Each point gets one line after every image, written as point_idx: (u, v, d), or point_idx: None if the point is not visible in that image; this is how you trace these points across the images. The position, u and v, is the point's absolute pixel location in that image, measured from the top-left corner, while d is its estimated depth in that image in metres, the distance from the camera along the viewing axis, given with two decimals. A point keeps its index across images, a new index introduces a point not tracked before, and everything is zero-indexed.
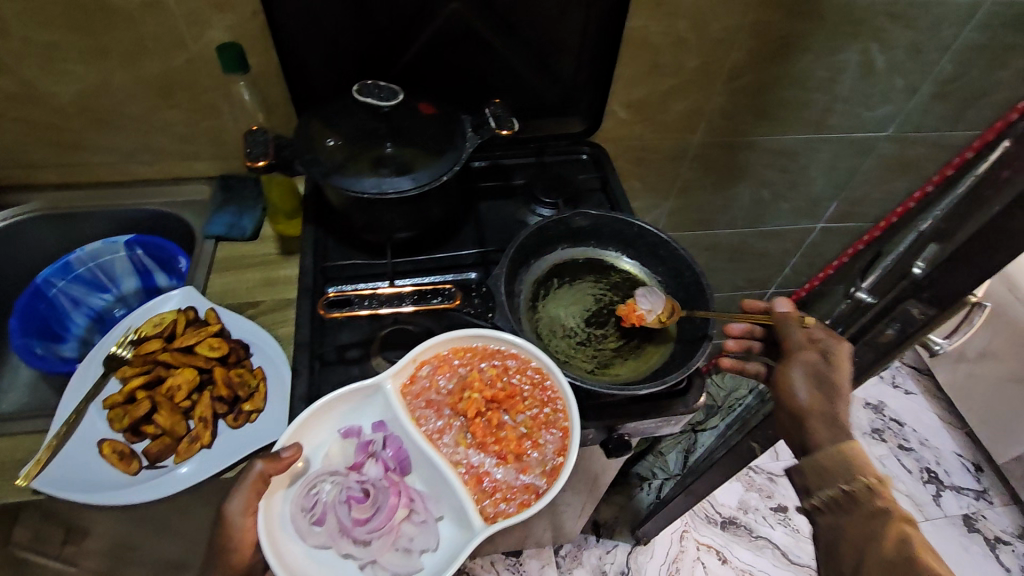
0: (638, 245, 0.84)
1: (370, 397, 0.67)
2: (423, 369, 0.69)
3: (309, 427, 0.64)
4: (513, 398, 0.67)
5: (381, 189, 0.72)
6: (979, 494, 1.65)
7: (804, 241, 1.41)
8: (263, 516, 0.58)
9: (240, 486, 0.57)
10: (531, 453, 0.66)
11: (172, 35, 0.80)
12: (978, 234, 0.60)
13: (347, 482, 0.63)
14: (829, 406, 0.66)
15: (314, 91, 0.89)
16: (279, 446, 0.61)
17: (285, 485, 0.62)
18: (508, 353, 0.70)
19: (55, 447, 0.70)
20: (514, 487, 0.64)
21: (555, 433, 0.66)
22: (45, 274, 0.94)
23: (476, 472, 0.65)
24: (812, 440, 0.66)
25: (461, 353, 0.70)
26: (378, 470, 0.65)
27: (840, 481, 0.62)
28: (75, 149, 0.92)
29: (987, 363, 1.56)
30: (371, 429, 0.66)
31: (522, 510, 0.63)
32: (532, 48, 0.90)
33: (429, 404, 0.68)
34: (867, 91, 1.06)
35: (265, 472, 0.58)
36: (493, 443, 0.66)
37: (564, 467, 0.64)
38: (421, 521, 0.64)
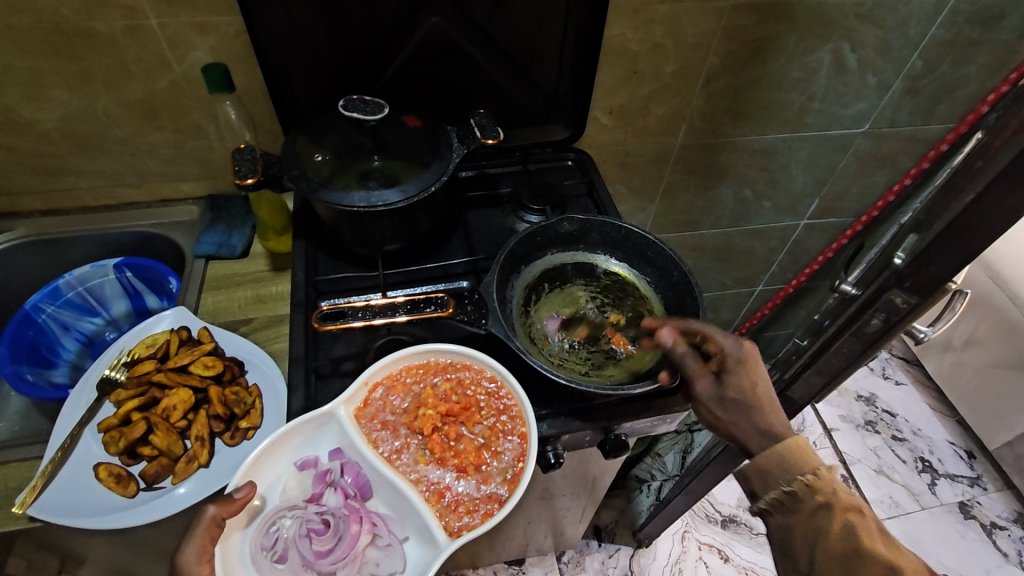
0: (624, 248, 0.85)
1: (323, 425, 0.66)
2: (376, 391, 0.69)
3: (263, 463, 0.63)
4: (468, 410, 0.69)
5: (371, 203, 0.73)
6: (973, 480, 1.67)
7: (788, 238, 1.43)
8: (218, 560, 0.58)
9: (193, 533, 0.56)
10: (490, 462, 0.67)
11: (156, 58, 0.81)
12: (954, 222, 0.62)
13: (306, 515, 0.63)
14: (753, 422, 0.65)
15: (298, 107, 0.89)
16: (231, 488, 0.60)
17: (242, 526, 0.61)
18: (461, 366, 0.72)
19: (50, 473, 0.69)
20: (476, 498, 0.65)
21: (514, 440, 0.68)
22: (33, 300, 0.93)
23: (438, 488, 0.66)
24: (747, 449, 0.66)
25: (413, 372, 0.71)
26: (338, 499, 0.65)
27: (780, 482, 0.64)
28: (60, 175, 0.92)
29: (973, 351, 1.59)
30: (328, 458, 0.66)
31: (487, 521, 0.63)
32: (512, 59, 0.91)
33: (385, 425, 0.68)
34: (841, 89, 1.09)
35: (219, 516, 0.57)
36: (452, 457, 0.67)
37: (524, 473, 0.65)
38: (386, 545, 0.64)
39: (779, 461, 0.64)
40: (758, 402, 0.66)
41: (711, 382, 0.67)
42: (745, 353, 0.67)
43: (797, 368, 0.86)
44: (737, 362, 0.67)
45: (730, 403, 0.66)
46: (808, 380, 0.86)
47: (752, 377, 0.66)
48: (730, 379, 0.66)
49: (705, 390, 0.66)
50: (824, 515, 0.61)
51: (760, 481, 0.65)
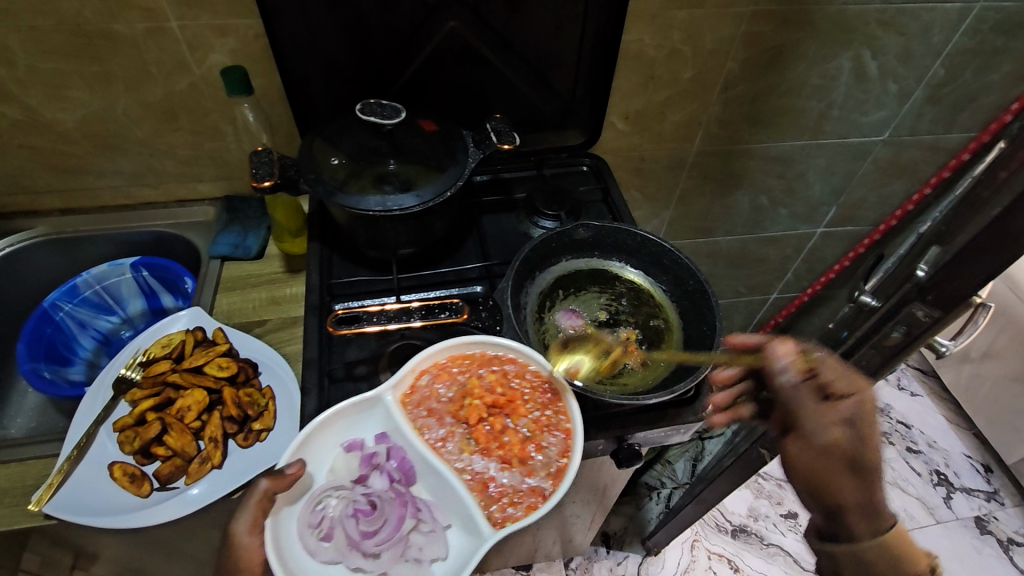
0: (640, 254, 0.85)
1: (370, 409, 0.67)
2: (422, 378, 0.70)
3: (312, 443, 0.64)
4: (514, 402, 0.69)
5: (386, 207, 0.73)
6: (990, 495, 1.64)
7: (804, 246, 1.41)
8: (269, 535, 0.58)
9: (245, 506, 0.58)
10: (535, 456, 0.66)
11: (175, 60, 0.81)
12: (981, 235, 0.61)
13: (353, 496, 0.64)
14: (868, 490, 0.61)
15: (315, 110, 0.90)
16: (281, 464, 0.61)
17: (291, 502, 0.62)
18: (507, 359, 0.71)
19: (66, 471, 0.70)
20: (519, 491, 0.65)
21: (558, 435, 0.67)
22: (52, 298, 0.94)
23: (482, 478, 0.66)
24: (846, 530, 0.60)
25: (459, 362, 0.71)
26: (384, 482, 0.66)
27: None
28: (79, 174, 0.93)
29: (991, 363, 1.56)
30: (374, 442, 0.67)
31: (530, 513, 0.63)
32: (529, 64, 0.91)
33: (430, 412, 0.68)
34: (861, 96, 1.07)
35: (270, 491, 0.58)
36: (496, 448, 0.67)
37: (568, 469, 0.64)
38: (429, 531, 0.65)
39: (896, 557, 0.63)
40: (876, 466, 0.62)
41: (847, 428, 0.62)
42: (869, 406, 0.64)
43: None
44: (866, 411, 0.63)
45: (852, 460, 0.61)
46: None
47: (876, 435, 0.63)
48: (858, 428, 0.62)
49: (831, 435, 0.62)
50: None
51: None
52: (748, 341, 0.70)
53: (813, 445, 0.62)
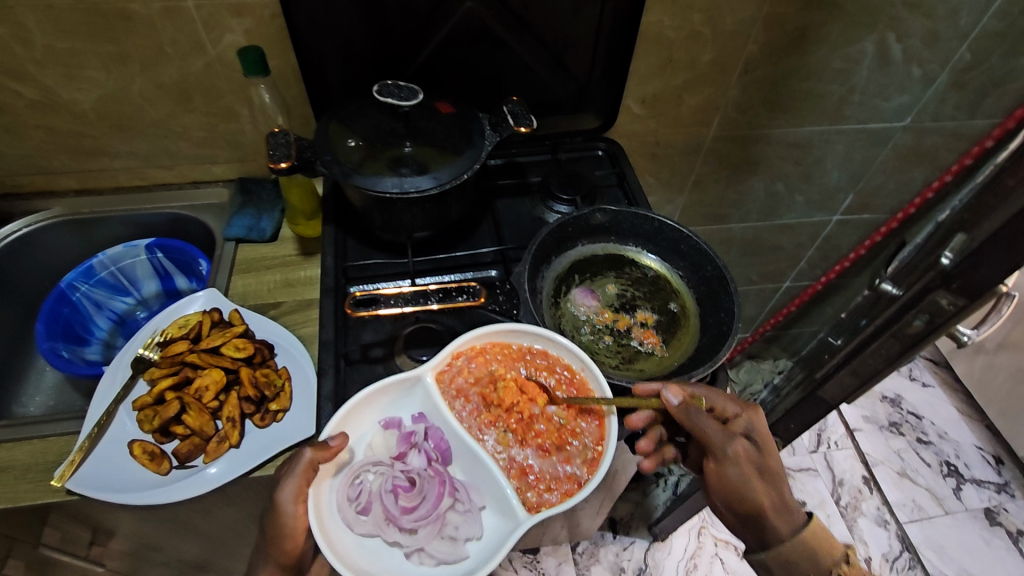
0: (657, 240, 0.84)
1: (410, 389, 0.69)
2: (460, 361, 0.71)
3: (354, 418, 0.66)
4: (548, 390, 0.70)
5: (403, 189, 0.72)
6: (1000, 487, 1.63)
7: (820, 234, 1.39)
8: (313, 503, 0.60)
9: (292, 473, 0.59)
10: (572, 443, 0.68)
11: (191, 40, 0.81)
12: (1009, 222, 0.59)
13: (392, 472, 0.65)
14: (778, 492, 0.68)
15: (330, 92, 0.89)
16: (325, 436, 0.63)
17: (331, 475, 0.64)
18: (540, 353, 0.72)
19: (87, 448, 0.71)
20: (556, 477, 0.66)
21: (593, 423, 0.69)
22: (68, 279, 0.95)
23: (520, 465, 0.68)
24: (774, 535, 0.68)
25: (497, 351, 0.71)
26: (422, 461, 0.67)
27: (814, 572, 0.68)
28: (95, 155, 0.93)
29: (1006, 354, 1.54)
30: (412, 421, 0.69)
31: (566, 500, 0.64)
32: (546, 46, 0.90)
33: (464, 394, 0.70)
34: (883, 81, 1.05)
35: (315, 459, 0.60)
36: (534, 437, 0.69)
37: (604, 457, 0.66)
38: (465, 511, 0.66)
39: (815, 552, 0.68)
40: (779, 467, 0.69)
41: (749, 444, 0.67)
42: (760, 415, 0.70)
43: (830, 368, 0.84)
44: (757, 423, 0.69)
45: (755, 467, 0.67)
46: (841, 380, 0.84)
47: (769, 440, 0.69)
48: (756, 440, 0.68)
49: (739, 452, 0.66)
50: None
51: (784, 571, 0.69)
52: (649, 385, 0.67)
53: (730, 466, 0.66)
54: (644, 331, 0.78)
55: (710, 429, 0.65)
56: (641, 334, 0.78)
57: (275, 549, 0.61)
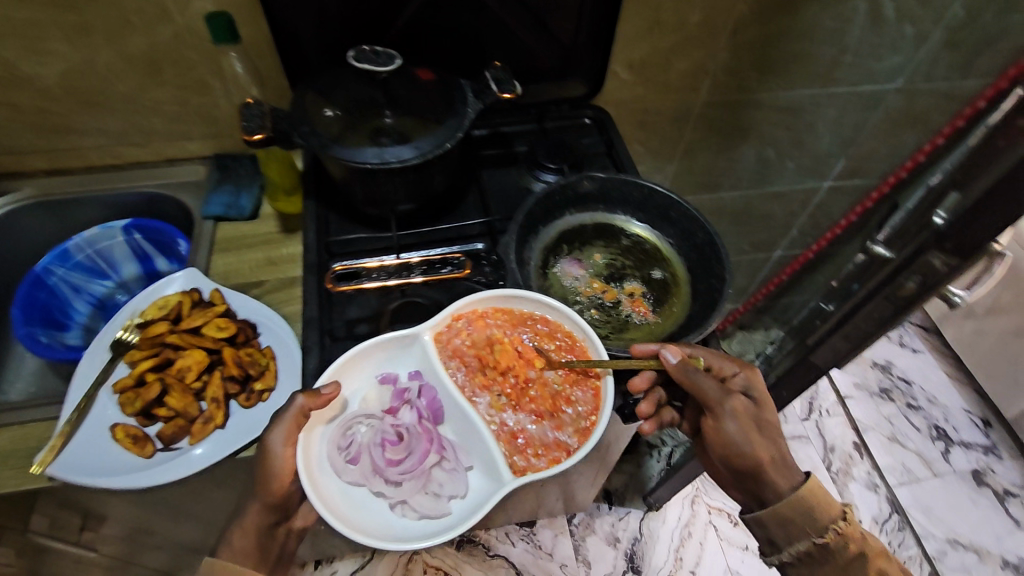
0: (646, 208, 0.82)
1: (408, 347, 0.69)
2: (459, 322, 0.70)
3: (350, 370, 0.67)
4: (543, 356, 0.69)
5: (384, 159, 0.70)
6: (987, 448, 1.66)
7: (812, 202, 1.33)
8: (302, 448, 0.61)
9: (282, 418, 0.60)
10: (565, 410, 0.67)
11: (157, 7, 0.77)
12: (1003, 177, 0.58)
13: (382, 425, 0.66)
14: (776, 450, 0.67)
15: (306, 61, 0.86)
16: (318, 384, 0.64)
17: (324, 422, 0.65)
18: (540, 318, 0.71)
19: (67, 434, 0.69)
20: (545, 443, 0.66)
21: (587, 391, 0.68)
22: (44, 262, 0.92)
23: (510, 429, 0.67)
24: (772, 492, 0.66)
25: (498, 316, 0.71)
26: (413, 417, 0.67)
27: (811, 533, 0.64)
28: (64, 133, 0.89)
29: (995, 318, 1.55)
30: (408, 378, 0.69)
31: (553, 466, 0.64)
32: (529, 9, 0.87)
33: (460, 356, 0.69)
34: (874, 41, 1.04)
35: (305, 407, 0.61)
36: (528, 402, 0.68)
37: (596, 427, 0.65)
38: (451, 469, 0.65)
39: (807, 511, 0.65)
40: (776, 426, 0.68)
41: (745, 400, 0.67)
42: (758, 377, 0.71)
43: (822, 334, 0.84)
44: (754, 383, 0.70)
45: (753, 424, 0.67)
46: (832, 345, 0.83)
47: (768, 399, 0.69)
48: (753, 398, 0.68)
49: (736, 408, 0.66)
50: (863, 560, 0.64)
51: (782, 532, 0.66)
52: (647, 345, 0.68)
53: (728, 422, 0.66)
54: (633, 301, 0.77)
55: (704, 381, 0.66)
56: (630, 304, 0.77)
57: (262, 490, 0.62)
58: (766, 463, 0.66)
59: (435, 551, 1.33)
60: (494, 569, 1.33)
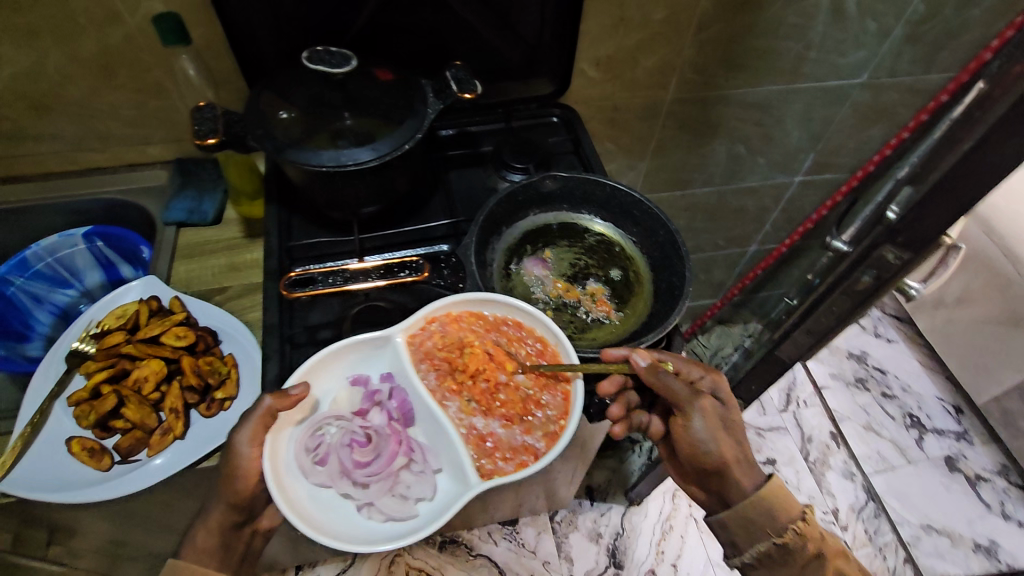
0: (610, 206, 0.82)
1: (380, 349, 0.69)
2: (432, 325, 0.69)
3: (320, 371, 0.66)
4: (514, 359, 0.68)
5: (340, 162, 0.69)
6: (960, 435, 1.69)
7: (782, 197, 1.38)
8: (269, 448, 0.60)
9: (250, 418, 0.59)
10: (534, 413, 0.66)
11: (106, 9, 0.75)
12: (953, 172, 0.59)
13: (351, 427, 0.65)
14: (740, 450, 0.68)
15: (265, 63, 0.84)
16: (288, 385, 0.63)
17: (294, 423, 0.64)
18: (512, 324, 0.70)
19: (20, 448, 0.68)
20: (513, 446, 0.65)
21: (557, 395, 0.67)
22: (0, 272, 0.90)
23: (479, 433, 0.66)
24: (735, 492, 0.68)
25: (472, 321, 0.70)
26: (383, 419, 0.67)
27: (772, 534, 0.67)
28: (18, 140, 0.87)
29: (965, 307, 1.58)
30: (379, 380, 0.69)
31: (519, 470, 0.63)
32: (491, 7, 0.86)
33: (431, 359, 0.68)
34: (839, 36, 1.04)
35: (274, 407, 0.60)
36: (498, 407, 0.67)
37: (565, 431, 0.64)
38: (419, 471, 0.65)
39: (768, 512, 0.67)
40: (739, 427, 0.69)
41: (715, 402, 0.68)
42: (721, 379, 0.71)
43: (787, 327, 0.85)
44: (718, 385, 0.70)
45: (720, 425, 0.67)
46: (798, 339, 0.84)
47: (732, 400, 0.70)
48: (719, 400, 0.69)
49: (705, 408, 0.66)
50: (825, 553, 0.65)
51: (744, 535, 0.68)
52: (620, 350, 0.65)
53: (696, 422, 0.66)
54: (596, 301, 0.77)
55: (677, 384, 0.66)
56: (593, 303, 0.77)
57: (226, 488, 0.61)
58: (732, 463, 0.67)
59: (418, 553, 1.31)
60: (476, 569, 1.31)
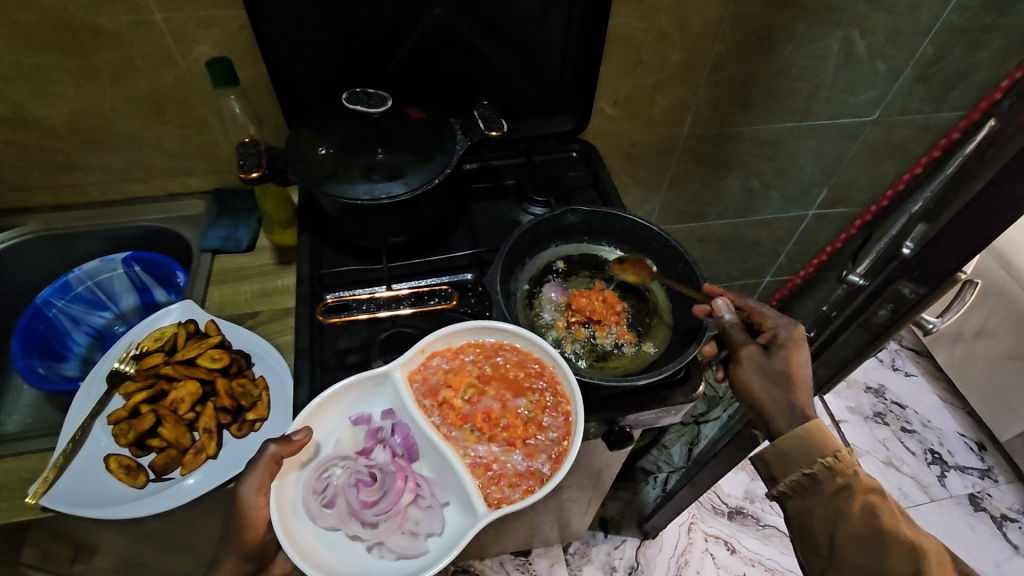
0: (630, 239, 0.85)
1: (379, 385, 0.69)
2: (433, 360, 0.71)
3: (322, 413, 0.66)
4: (515, 386, 0.70)
5: (374, 196, 0.72)
6: (984, 472, 1.65)
7: (796, 229, 1.41)
8: (276, 496, 0.61)
9: (254, 467, 0.60)
10: (537, 437, 0.68)
11: (160, 52, 0.81)
12: (964, 212, 0.61)
13: (357, 466, 0.65)
14: (786, 398, 0.65)
15: (303, 102, 0.89)
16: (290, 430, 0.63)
17: (297, 468, 0.64)
18: (509, 349, 0.72)
19: (61, 465, 0.71)
20: (520, 474, 0.66)
21: (558, 416, 0.69)
22: (44, 294, 0.94)
23: (484, 462, 0.67)
24: (774, 425, 0.65)
25: (472, 350, 0.72)
26: (387, 456, 0.67)
27: (800, 465, 0.62)
28: (68, 170, 0.92)
29: (984, 342, 1.57)
30: (381, 417, 0.69)
31: (527, 497, 0.64)
32: (516, 50, 0.91)
33: (432, 395, 0.70)
34: (850, 77, 1.07)
35: (278, 455, 0.61)
36: (501, 432, 0.68)
37: (569, 452, 0.65)
38: (427, 506, 0.65)
39: (800, 445, 0.62)
40: (797, 381, 0.65)
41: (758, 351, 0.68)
42: (797, 333, 0.68)
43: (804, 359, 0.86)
44: (787, 339, 0.67)
45: (772, 375, 0.66)
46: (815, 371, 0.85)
47: (798, 357, 0.66)
48: (777, 353, 0.67)
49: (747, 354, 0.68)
50: (846, 495, 0.61)
51: (778, 465, 0.64)
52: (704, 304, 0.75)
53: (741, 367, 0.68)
54: (616, 329, 0.79)
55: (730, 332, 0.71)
56: (612, 332, 0.79)
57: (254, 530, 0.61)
58: (765, 405, 0.66)
59: None
60: None
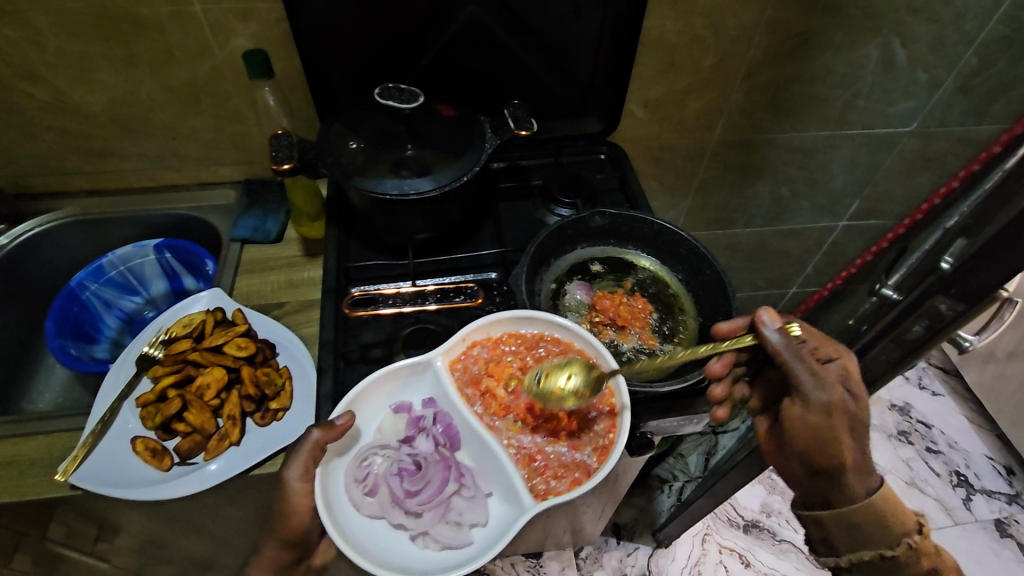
0: (657, 243, 0.85)
1: (420, 374, 0.70)
2: (474, 349, 0.71)
3: (364, 401, 0.67)
4: None
5: (403, 191, 0.73)
6: (1012, 497, 1.60)
7: (825, 240, 1.38)
8: (321, 482, 0.61)
9: (297, 454, 0.60)
10: (581, 429, 0.68)
11: (199, 43, 0.82)
12: (1008, 228, 0.59)
13: (399, 455, 0.67)
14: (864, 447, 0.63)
15: (334, 96, 0.90)
16: (333, 416, 0.64)
17: (340, 454, 0.65)
18: (551, 340, 0.71)
19: (90, 445, 0.72)
20: (564, 465, 0.66)
21: (602, 408, 0.68)
22: (78, 278, 0.96)
23: (528, 452, 0.67)
24: (841, 494, 0.63)
25: (513, 340, 0.72)
26: (429, 445, 0.67)
27: (880, 543, 0.63)
28: (106, 157, 0.95)
29: (1017, 363, 1.52)
30: (422, 406, 0.70)
31: (573, 489, 0.64)
32: (548, 50, 0.90)
33: (474, 383, 0.70)
34: (888, 85, 1.05)
35: (321, 440, 0.61)
36: (543, 424, 0.69)
37: (614, 444, 0.65)
38: (470, 496, 0.66)
39: (874, 519, 0.62)
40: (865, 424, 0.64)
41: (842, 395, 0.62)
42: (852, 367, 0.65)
43: None
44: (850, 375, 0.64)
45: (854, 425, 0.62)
46: None
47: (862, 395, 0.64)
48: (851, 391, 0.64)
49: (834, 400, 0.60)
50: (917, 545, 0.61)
51: (844, 536, 0.64)
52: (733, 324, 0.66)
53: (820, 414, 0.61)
54: (641, 334, 0.77)
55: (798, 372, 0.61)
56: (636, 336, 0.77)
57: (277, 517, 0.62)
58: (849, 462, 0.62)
59: None
60: None
